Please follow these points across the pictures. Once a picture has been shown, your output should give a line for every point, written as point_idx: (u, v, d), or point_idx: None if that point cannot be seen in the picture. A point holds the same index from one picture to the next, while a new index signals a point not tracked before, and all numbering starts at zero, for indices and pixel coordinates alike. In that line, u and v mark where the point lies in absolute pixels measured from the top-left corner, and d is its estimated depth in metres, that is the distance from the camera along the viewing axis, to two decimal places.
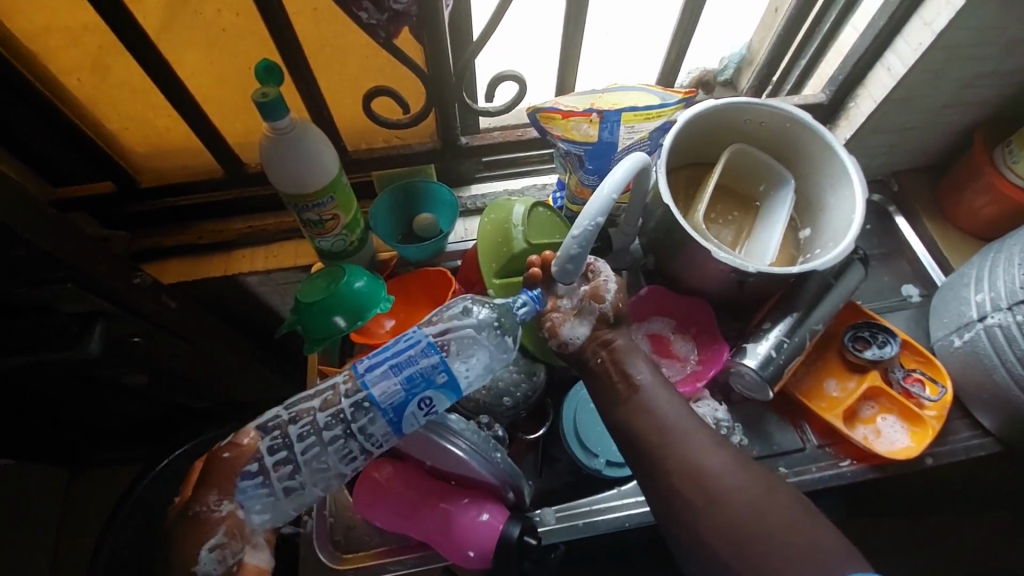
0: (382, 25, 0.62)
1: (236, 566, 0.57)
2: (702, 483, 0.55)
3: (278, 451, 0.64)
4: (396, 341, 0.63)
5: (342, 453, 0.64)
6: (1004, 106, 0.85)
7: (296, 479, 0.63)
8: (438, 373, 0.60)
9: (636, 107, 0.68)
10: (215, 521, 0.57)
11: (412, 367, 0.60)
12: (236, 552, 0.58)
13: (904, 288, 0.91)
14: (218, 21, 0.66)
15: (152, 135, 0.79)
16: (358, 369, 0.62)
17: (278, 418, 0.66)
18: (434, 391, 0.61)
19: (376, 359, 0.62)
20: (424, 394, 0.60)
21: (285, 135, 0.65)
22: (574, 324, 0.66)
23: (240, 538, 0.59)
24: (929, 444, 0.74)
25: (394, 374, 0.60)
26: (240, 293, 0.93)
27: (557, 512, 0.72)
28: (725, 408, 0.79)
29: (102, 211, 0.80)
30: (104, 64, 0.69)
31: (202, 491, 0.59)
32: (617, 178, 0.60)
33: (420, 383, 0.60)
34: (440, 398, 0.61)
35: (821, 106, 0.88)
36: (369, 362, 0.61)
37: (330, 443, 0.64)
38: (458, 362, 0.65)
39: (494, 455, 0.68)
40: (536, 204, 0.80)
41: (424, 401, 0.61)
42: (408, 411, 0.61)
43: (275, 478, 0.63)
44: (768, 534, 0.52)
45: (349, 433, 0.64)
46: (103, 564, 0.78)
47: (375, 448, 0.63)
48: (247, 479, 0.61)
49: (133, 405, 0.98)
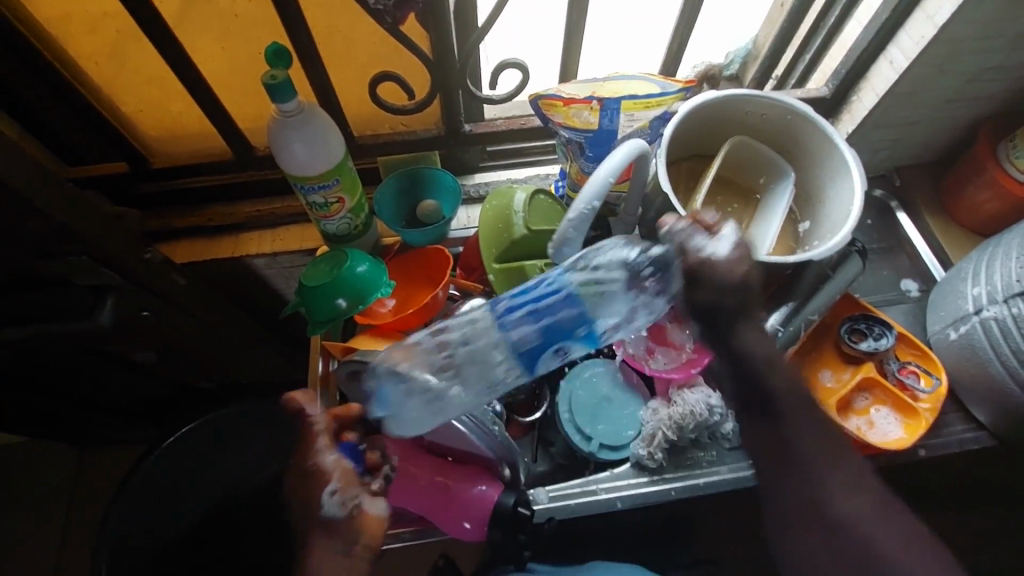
0: (389, 10, 0.63)
1: (356, 511, 0.58)
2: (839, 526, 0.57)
3: (410, 376, 0.65)
4: (538, 283, 0.66)
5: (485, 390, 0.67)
6: (1008, 102, 0.85)
7: (423, 402, 0.65)
8: (578, 326, 0.66)
9: (636, 96, 0.69)
10: (324, 470, 0.58)
11: (550, 317, 0.66)
12: (354, 497, 0.59)
13: (903, 283, 0.92)
14: (230, 6, 0.68)
15: (166, 119, 0.81)
16: (496, 309, 0.66)
17: (416, 344, 0.68)
18: (571, 341, 0.67)
19: (515, 303, 0.66)
20: (561, 344, 0.67)
21: (292, 118, 0.67)
22: (694, 234, 0.57)
23: (355, 484, 0.59)
24: (921, 436, 0.75)
25: (533, 321, 0.65)
26: (248, 275, 0.96)
27: (550, 491, 0.74)
28: (720, 393, 0.77)
29: (117, 190, 0.83)
30: (122, 48, 0.71)
31: (304, 448, 0.60)
32: (615, 162, 0.61)
33: (557, 334, 0.66)
34: (576, 346, 0.68)
35: (823, 100, 0.89)
36: (509, 305, 0.66)
37: (464, 370, 0.67)
38: (604, 306, 0.67)
39: (492, 428, 0.69)
40: (538, 191, 0.81)
41: (559, 349, 0.67)
42: (544, 356, 0.67)
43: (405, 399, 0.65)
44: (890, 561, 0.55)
45: (476, 365, 0.67)
46: (112, 527, 0.89)
47: (503, 388, 0.68)
48: (381, 410, 0.65)
49: (142, 382, 1.00)
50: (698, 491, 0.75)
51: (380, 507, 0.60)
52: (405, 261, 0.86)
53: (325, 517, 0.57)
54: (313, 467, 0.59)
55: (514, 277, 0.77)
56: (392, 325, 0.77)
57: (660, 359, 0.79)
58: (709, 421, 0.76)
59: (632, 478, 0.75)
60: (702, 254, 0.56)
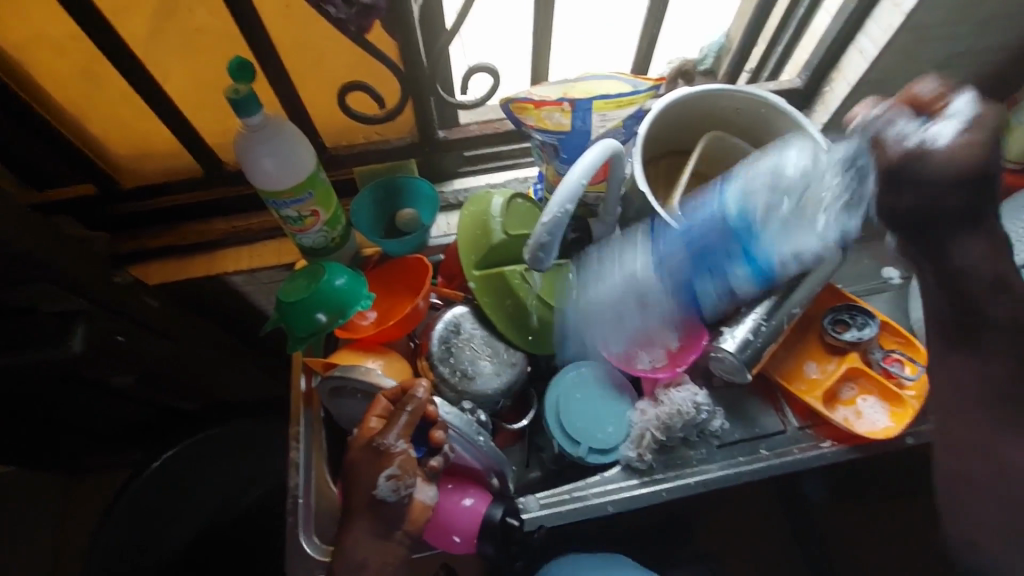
0: (352, 19, 0.62)
1: (406, 498, 0.63)
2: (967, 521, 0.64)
3: (599, 317, 0.79)
4: (697, 216, 0.73)
5: (625, 307, 0.78)
6: (980, 86, 0.86)
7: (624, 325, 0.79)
8: (732, 262, 0.74)
9: (607, 95, 0.69)
10: (390, 454, 0.62)
11: (705, 249, 0.73)
12: (407, 486, 0.63)
13: (885, 271, 0.92)
14: (191, 21, 0.67)
15: (134, 138, 0.79)
16: (656, 242, 0.74)
17: (591, 277, 0.79)
18: (735, 278, 0.76)
19: (671, 238, 0.73)
20: (725, 275, 0.75)
21: (258, 132, 0.67)
22: (946, 125, 0.56)
23: (411, 474, 0.63)
24: (909, 424, 0.75)
25: (685, 254, 0.73)
26: (226, 293, 0.94)
27: (540, 499, 0.73)
28: (706, 391, 0.78)
29: (86, 212, 0.81)
30: (84, 68, 0.69)
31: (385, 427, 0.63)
32: (587, 163, 0.61)
33: (714, 266, 0.74)
34: (741, 281, 0.76)
35: (797, 92, 0.89)
36: (665, 240, 0.73)
37: (620, 305, 0.78)
38: (769, 234, 0.73)
39: (477, 439, 0.66)
40: (515, 195, 0.80)
41: (722, 284, 0.76)
42: (703, 290, 0.76)
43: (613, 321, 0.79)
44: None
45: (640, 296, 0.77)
46: None
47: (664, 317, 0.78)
48: (585, 292, 0.79)
49: (123, 406, 0.98)
50: (690, 491, 0.74)
51: (427, 495, 0.65)
52: (385, 272, 0.85)
53: (376, 496, 0.62)
54: (378, 449, 0.63)
55: (495, 283, 0.77)
56: (373, 337, 0.76)
57: (646, 359, 0.80)
58: (697, 418, 0.75)
59: (624, 480, 0.74)
60: (919, 146, 0.56)
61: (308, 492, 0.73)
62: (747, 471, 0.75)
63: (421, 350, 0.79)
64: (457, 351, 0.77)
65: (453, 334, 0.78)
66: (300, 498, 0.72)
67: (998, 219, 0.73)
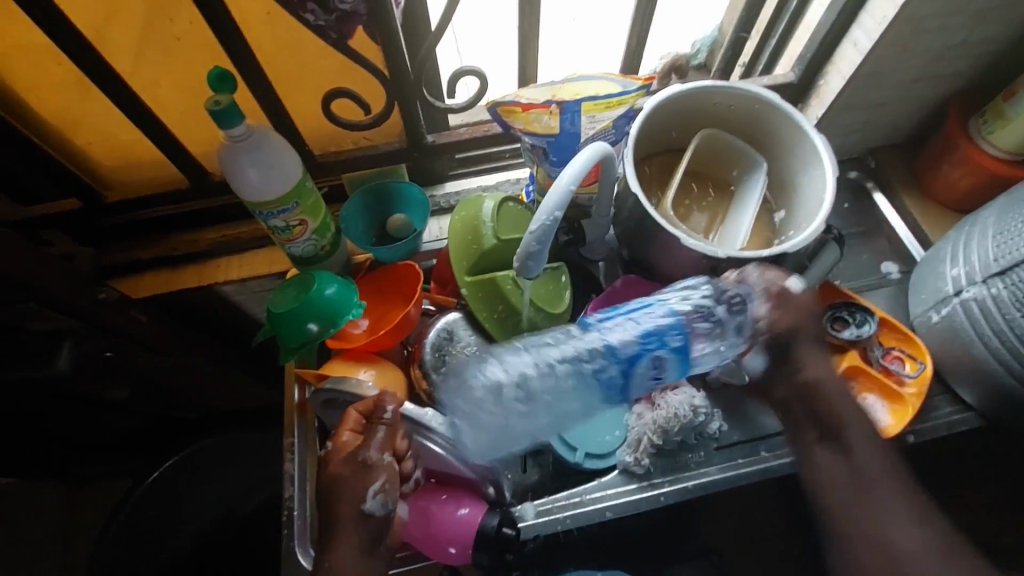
0: (332, 25, 0.61)
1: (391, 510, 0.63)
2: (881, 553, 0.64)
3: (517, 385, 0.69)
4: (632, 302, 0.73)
5: (565, 399, 0.70)
6: (976, 76, 0.84)
7: (530, 400, 0.69)
8: (673, 335, 0.69)
9: (596, 96, 0.67)
10: (379, 467, 0.63)
11: (651, 325, 0.69)
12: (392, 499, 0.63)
13: (883, 266, 0.91)
14: (171, 29, 0.65)
15: (117, 149, 0.78)
16: (593, 323, 0.71)
17: (499, 375, 0.69)
18: (667, 352, 0.69)
19: (610, 315, 0.71)
20: (659, 353, 0.69)
21: (241, 142, 0.65)
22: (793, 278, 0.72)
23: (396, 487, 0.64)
24: (909, 421, 0.74)
25: (634, 326, 0.69)
26: (218, 303, 0.93)
27: (536, 506, 0.72)
28: (704, 394, 0.76)
29: (73, 226, 0.80)
30: (64, 80, 0.68)
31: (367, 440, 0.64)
32: (576, 168, 0.59)
33: (656, 341, 0.69)
34: (670, 360, 0.70)
35: (791, 86, 0.88)
36: (603, 318, 0.71)
37: (557, 376, 0.69)
38: (701, 342, 0.71)
39: (471, 448, 0.69)
40: (506, 198, 0.79)
41: (656, 359, 0.69)
42: (640, 368, 0.70)
43: (511, 400, 0.69)
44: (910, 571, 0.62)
45: (581, 372, 0.69)
46: None
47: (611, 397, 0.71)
48: (478, 387, 0.69)
49: (119, 418, 0.97)
50: (688, 493, 0.74)
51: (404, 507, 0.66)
52: (377, 279, 0.84)
53: (366, 512, 0.61)
54: (361, 457, 0.63)
55: (489, 289, 0.75)
56: (365, 346, 0.75)
57: None
58: (695, 422, 0.73)
59: (621, 485, 0.74)
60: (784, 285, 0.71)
61: (302, 504, 0.72)
62: (745, 472, 0.75)
63: (414, 358, 0.78)
64: (452, 360, 0.76)
65: (447, 341, 0.77)
66: (295, 510, 0.72)
67: (996, 212, 0.70)
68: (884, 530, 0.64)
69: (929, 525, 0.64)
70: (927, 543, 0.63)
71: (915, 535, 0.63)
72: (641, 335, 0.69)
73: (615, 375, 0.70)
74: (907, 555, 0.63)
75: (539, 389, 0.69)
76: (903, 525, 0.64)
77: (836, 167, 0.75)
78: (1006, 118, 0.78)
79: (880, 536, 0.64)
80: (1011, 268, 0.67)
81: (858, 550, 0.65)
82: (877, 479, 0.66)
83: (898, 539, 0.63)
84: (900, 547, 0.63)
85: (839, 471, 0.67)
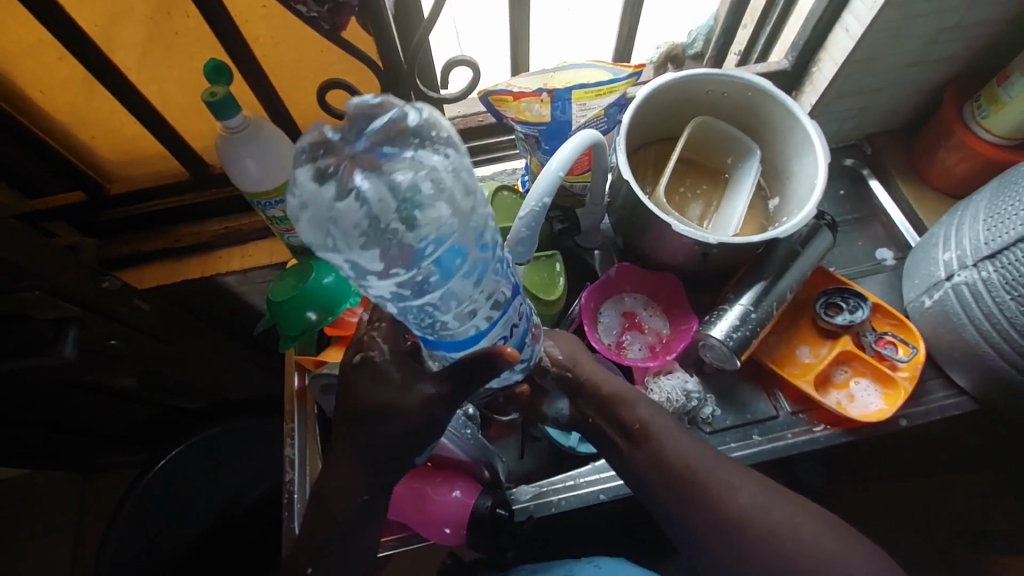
0: (325, 16, 0.62)
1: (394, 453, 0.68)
2: (731, 526, 0.56)
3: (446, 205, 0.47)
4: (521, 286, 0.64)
5: (437, 283, 0.48)
6: (972, 61, 0.84)
7: (437, 225, 0.46)
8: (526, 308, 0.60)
9: (586, 85, 0.68)
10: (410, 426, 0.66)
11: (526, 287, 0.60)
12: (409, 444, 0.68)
13: (878, 252, 0.91)
14: (170, 25, 0.67)
15: (120, 144, 0.80)
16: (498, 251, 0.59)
17: (447, 181, 0.48)
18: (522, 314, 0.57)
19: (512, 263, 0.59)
20: (517, 308, 0.56)
21: (238, 133, 0.66)
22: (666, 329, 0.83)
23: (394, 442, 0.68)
24: (902, 405, 0.74)
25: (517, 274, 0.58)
26: (221, 294, 0.95)
27: (531, 489, 0.74)
28: (697, 379, 0.79)
29: (79, 219, 0.82)
30: (67, 77, 0.70)
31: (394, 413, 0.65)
32: (565, 155, 0.60)
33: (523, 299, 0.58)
34: (517, 333, 0.58)
35: (785, 73, 0.88)
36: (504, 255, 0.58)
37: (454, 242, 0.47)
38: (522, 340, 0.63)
39: (465, 431, 0.70)
40: (501, 187, 0.80)
41: (514, 316, 0.56)
42: (506, 312, 0.54)
43: (421, 214, 0.46)
44: (779, 543, 0.55)
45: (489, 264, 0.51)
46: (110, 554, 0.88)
47: (399, 263, 0.47)
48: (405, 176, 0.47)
49: (127, 408, 1.00)
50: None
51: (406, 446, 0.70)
52: None
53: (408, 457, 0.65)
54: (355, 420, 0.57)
55: None
56: None
57: (631, 343, 0.81)
58: (687, 405, 0.76)
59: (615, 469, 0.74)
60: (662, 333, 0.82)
61: (302, 487, 0.74)
62: (739, 456, 0.75)
63: None
64: None
65: None
66: (296, 494, 0.74)
67: (988, 196, 0.71)
68: (763, 504, 0.57)
69: (775, 489, 0.59)
70: (763, 502, 0.57)
71: (752, 491, 0.57)
72: (517, 283, 0.56)
73: (491, 296, 0.52)
74: (779, 525, 0.56)
75: (470, 249, 0.48)
76: (746, 488, 0.58)
77: (829, 151, 0.75)
78: (1000, 102, 0.78)
79: (715, 504, 0.57)
80: (1002, 251, 0.67)
81: (693, 520, 0.57)
82: (685, 470, 0.58)
83: (746, 496, 0.57)
84: (743, 515, 0.56)
85: (647, 457, 0.60)
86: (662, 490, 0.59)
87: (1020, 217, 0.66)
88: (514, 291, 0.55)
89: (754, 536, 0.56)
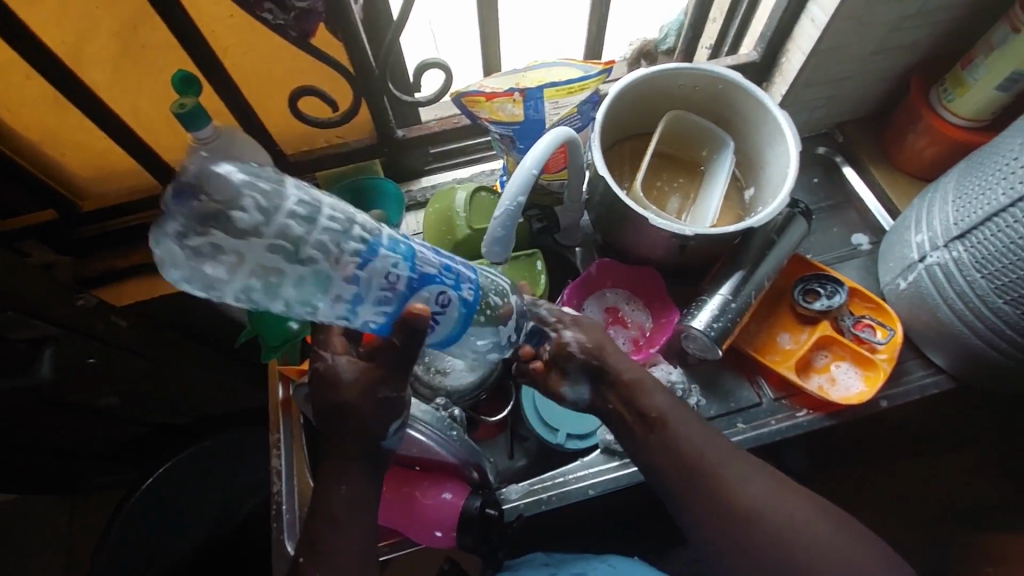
0: (291, 24, 0.62)
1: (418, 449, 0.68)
2: (739, 516, 0.57)
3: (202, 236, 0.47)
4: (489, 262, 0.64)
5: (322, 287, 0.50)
6: (935, 47, 0.86)
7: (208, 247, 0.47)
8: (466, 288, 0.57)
9: (557, 82, 0.68)
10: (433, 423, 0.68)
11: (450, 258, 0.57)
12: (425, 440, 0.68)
13: (853, 238, 0.92)
14: (136, 38, 0.66)
15: (92, 160, 0.79)
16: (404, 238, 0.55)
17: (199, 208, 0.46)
18: (455, 295, 0.55)
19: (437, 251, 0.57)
20: (445, 292, 0.55)
21: (209, 144, 0.64)
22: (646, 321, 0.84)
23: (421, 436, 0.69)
24: (882, 386, 0.76)
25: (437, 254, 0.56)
26: (202, 307, 0.94)
27: (520, 488, 0.74)
28: (681, 370, 0.80)
29: (54, 237, 0.81)
30: (33, 95, 0.69)
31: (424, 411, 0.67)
32: (539, 153, 0.60)
33: (451, 279, 0.56)
34: (455, 305, 0.56)
35: (754, 65, 0.89)
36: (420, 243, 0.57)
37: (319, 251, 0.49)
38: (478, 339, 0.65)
39: (450, 433, 0.68)
40: (479, 188, 0.80)
41: (440, 299, 0.55)
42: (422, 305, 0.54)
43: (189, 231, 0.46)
44: (785, 536, 0.56)
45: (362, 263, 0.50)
46: None
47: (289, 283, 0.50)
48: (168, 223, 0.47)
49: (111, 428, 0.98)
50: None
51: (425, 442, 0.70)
52: None
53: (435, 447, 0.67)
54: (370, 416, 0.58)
55: None
56: None
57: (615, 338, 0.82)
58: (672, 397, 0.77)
59: (603, 463, 0.75)
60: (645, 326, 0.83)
61: (291, 499, 0.73)
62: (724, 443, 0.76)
63: None
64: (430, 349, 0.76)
65: None
66: (284, 505, 0.73)
67: (956, 178, 0.72)
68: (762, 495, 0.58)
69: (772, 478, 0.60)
70: (775, 498, 0.58)
71: (763, 483, 0.58)
72: (427, 269, 0.53)
73: (382, 295, 0.52)
74: (776, 515, 0.57)
75: (344, 255, 0.50)
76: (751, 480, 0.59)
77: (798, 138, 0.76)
78: (965, 85, 0.79)
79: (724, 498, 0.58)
80: (970, 231, 0.68)
81: (704, 511, 0.58)
82: (699, 461, 0.59)
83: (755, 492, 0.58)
84: (755, 507, 0.57)
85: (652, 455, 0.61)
86: (674, 479, 0.60)
87: (984, 197, 0.67)
88: (413, 276, 0.52)
89: (755, 524, 0.57)
